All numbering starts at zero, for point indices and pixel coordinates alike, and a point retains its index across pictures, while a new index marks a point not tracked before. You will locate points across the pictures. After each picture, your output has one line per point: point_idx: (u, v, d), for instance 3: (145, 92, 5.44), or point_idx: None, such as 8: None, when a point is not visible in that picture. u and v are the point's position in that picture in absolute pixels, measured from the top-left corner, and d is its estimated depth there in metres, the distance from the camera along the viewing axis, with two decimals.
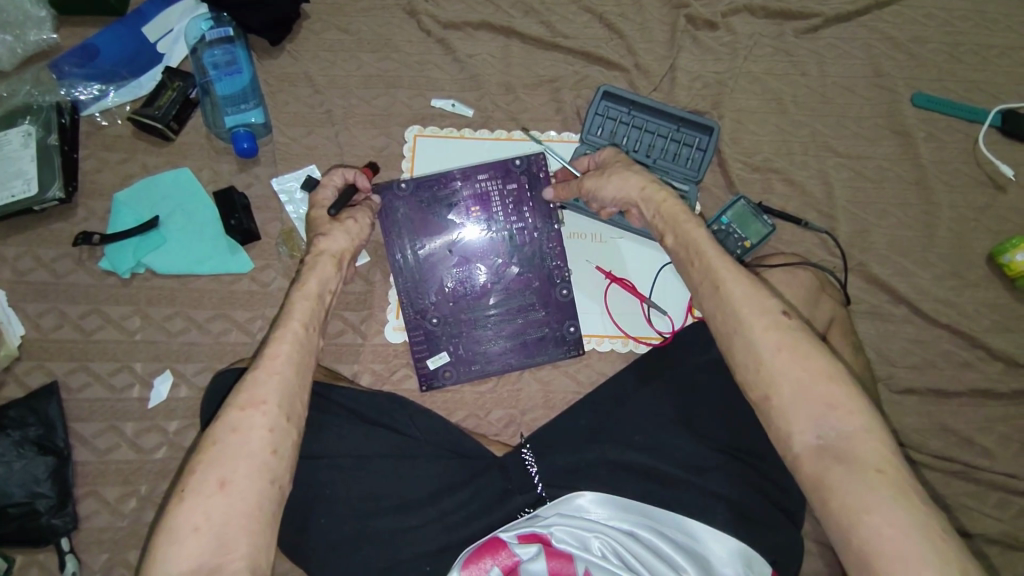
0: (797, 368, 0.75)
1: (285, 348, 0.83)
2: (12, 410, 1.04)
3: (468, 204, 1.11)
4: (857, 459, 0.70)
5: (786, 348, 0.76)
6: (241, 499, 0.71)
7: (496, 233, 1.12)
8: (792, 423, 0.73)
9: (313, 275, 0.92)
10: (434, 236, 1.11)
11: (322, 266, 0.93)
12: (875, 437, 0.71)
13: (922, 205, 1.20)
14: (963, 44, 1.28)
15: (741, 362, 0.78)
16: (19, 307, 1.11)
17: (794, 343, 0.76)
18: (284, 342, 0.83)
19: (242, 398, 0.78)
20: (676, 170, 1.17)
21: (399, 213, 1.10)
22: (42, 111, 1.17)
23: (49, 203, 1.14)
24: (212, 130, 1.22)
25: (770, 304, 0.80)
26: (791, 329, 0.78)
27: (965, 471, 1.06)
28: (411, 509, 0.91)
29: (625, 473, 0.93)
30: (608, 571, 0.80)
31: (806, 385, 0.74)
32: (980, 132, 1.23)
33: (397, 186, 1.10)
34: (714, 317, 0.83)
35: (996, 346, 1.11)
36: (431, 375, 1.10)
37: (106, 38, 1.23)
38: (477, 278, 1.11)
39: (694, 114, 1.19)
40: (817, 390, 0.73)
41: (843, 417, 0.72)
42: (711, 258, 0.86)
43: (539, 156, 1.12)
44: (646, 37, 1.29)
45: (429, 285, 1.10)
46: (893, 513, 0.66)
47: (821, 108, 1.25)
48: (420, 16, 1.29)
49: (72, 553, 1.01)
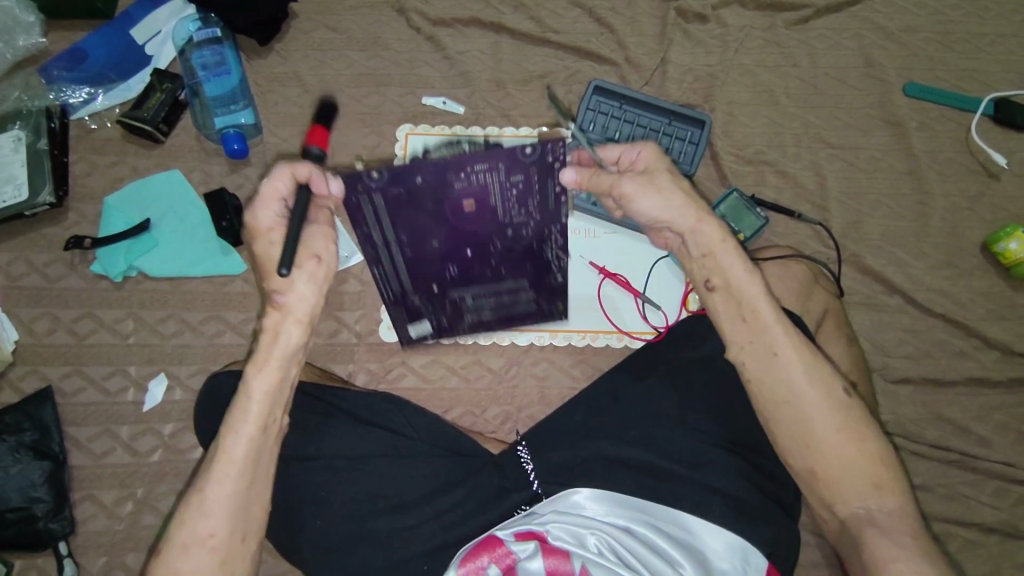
0: (851, 448, 0.79)
1: (266, 385, 0.81)
2: (7, 415, 1.04)
3: (459, 199, 0.86)
4: (893, 529, 0.77)
5: (843, 429, 0.79)
6: (229, 543, 0.77)
7: (490, 228, 0.92)
8: (837, 495, 0.79)
9: (291, 294, 0.82)
10: (415, 230, 0.90)
11: (303, 285, 0.82)
12: (901, 497, 0.79)
13: (916, 194, 1.19)
14: (954, 33, 1.28)
15: (790, 433, 0.81)
16: (13, 312, 1.11)
17: (852, 425, 0.79)
18: (268, 379, 0.81)
19: (190, 520, 0.77)
20: None
21: (369, 209, 0.85)
22: (31, 116, 1.16)
23: (40, 207, 1.14)
24: (201, 131, 1.22)
25: (829, 380, 0.81)
26: (847, 408, 0.81)
27: (962, 460, 1.06)
28: (406, 509, 0.91)
29: (621, 468, 0.93)
30: (605, 568, 0.80)
31: (855, 463, 0.78)
32: (973, 121, 1.23)
33: (367, 176, 0.81)
34: (760, 382, 0.83)
35: (990, 335, 1.11)
36: (412, 338, 1.10)
37: (93, 41, 1.22)
38: (464, 270, 0.98)
39: (686, 108, 1.18)
40: (864, 466, 0.79)
41: (884, 494, 0.78)
42: (765, 321, 0.83)
43: (558, 141, 0.83)
44: (637, 31, 1.28)
45: (411, 272, 0.97)
46: (924, 573, 0.74)
47: (813, 99, 1.25)
48: (410, 13, 1.28)
49: (70, 556, 1.00)
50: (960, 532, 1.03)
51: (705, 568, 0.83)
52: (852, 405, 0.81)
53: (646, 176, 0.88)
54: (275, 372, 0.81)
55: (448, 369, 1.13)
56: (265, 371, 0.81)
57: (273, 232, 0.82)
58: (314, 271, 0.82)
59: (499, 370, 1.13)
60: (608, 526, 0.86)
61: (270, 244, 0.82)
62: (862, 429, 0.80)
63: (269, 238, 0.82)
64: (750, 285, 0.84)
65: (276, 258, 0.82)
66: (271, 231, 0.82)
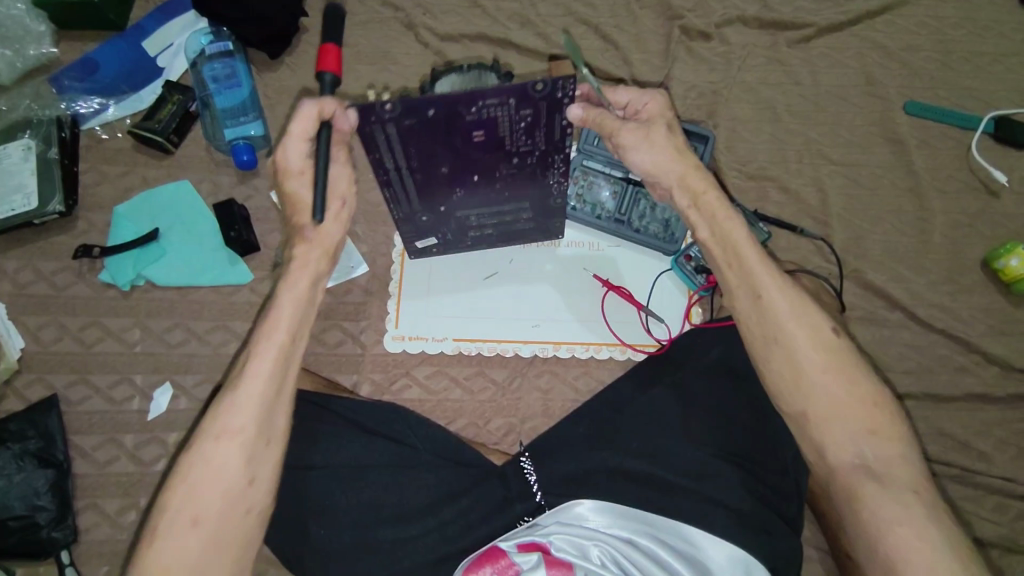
0: (841, 389, 0.80)
1: (256, 381, 0.78)
2: (13, 423, 1.04)
3: (471, 129, 0.83)
4: (894, 481, 0.77)
5: (832, 370, 0.80)
6: (206, 542, 0.73)
7: (500, 158, 0.89)
8: (833, 442, 0.79)
9: (285, 291, 0.82)
10: (427, 158, 0.87)
11: (292, 287, 0.82)
12: (900, 445, 0.79)
13: (917, 211, 1.21)
14: (953, 53, 1.30)
15: (780, 375, 0.82)
16: (20, 320, 1.12)
17: (839, 367, 0.80)
18: (258, 372, 0.79)
19: (216, 427, 0.77)
20: None
21: (383, 137, 0.82)
22: (42, 125, 1.17)
23: (49, 216, 1.15)
24: (211, 142, 1.23)
25: (818, 322, 0.82)
26: (836, 351, 0.81)
27: (963, 475, 1.06)
28: (409, 519, 0.91)
29: (624, 481, 0.93)
30: None
31: (846, 404, 0.79)
32: (972, 139, 1.24)
33: (379, 108, 0.77)
34: (750, 326, 0.84)
35: (991, 350, 1.12)
36: (420, 249, 1.13)
37: (105, 53, 1.24)
38: (469, 194, 0.97)
39: (689, 124, 1.21)
40: (867, 408, 0.79)
41: (881, 441, 0.78)
42: (753, 267, 0.84)
43: (570, 78, 0.79)
44: (642, 48, 1.30)
45: (421, 196, 0.95)
46: (926, 529, 0.74)
47: (815, 116, 1.27)
48: (418, 29, 1.30)
49: (72, 566, 1.00)
50: None
51: None
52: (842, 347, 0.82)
53: (643, 125, 0.89)
54: (267, 365, 0.79)
55: (451, 380, 1.13)
56: (255, 368, 0.79)
57: (301, 186, 0.83)
58: (311, 277, 0.83)
59: (503, 381, 1.13)
60: (611, 538, 0.86)
61: (299, 206, 0.83)
62: (858, 375, 0.81)
63: (296, 183, 0.83)
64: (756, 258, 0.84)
65: (306, 200, 0.83)
66: (298, 175, 0.83)
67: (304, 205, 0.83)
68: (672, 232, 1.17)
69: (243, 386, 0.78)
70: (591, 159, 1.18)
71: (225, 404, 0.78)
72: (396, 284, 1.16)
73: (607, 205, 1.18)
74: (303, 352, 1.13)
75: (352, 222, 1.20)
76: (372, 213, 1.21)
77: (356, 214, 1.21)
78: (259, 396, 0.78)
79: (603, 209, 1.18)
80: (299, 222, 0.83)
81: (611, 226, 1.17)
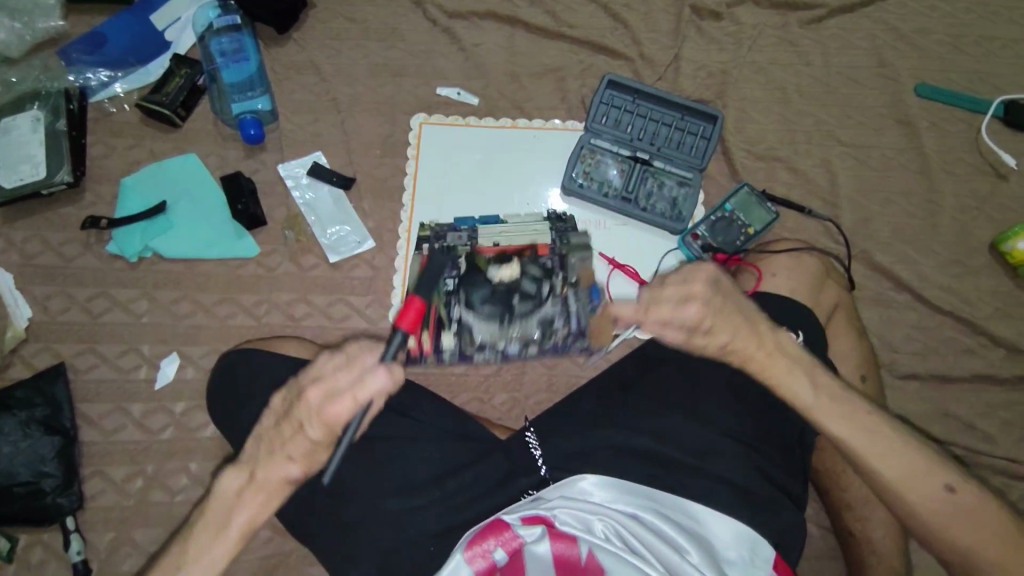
0: (924, 497, 0.79)
1: (200, 567, 0.78)
2: (19, 390, 1.04)
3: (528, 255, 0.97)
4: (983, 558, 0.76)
5: (911, 480, 0.79)
6: None
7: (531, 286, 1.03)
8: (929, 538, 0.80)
9: (238, 515, 0.80)
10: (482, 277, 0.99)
11: (250, 496, 0.80)
12: (990, 523, 0.77)
13: (926, 193, 1.20)
14: (965, 36, 1.29)
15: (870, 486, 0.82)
16: (27, 290, 1.12)
17: (918, 475, 0.79)
18: (202, 559, 0.78)
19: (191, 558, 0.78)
20: (680, 158, 1.17)
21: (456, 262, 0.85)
22: (51, 97, 1.18)
23: (57, 186, 1.15)
24: (219, 116, 1.23)
25: (892, 439, 0.81)
26: (916, 464, 0.80)
27: (966, 456, 1.06)
28: (414, 490, 0.90)
29: (629, 458, 0.92)
30: (613, 553, 0.79)
31: (932, 507, 0.78)
32: (983, 122, 1.23)
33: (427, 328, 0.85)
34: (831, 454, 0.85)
35: (997, 333, 1.11)
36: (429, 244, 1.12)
37: (114, 26, 1.23)
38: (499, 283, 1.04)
39: (698, 103, 1.19)
40: (925, 481, 0.79)
41: (971, 531, 0.77)
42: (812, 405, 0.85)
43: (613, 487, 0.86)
44: (652, 27, 1.29)
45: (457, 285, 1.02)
46: None
47: (825, 97, 1.26)
48: (426, 5, 1.30)
49: (77, 532, 1.00)
50: None
51: (712, 558, 0.82)
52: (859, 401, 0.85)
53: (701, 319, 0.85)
54: (218, 551, 0.79)
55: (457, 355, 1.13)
56: (205, 544, 0.79)
57: (316, 396, 0.76)
58: (284, 474, 0.80)
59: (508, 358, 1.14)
60: (616, 513, 0.85)
61: (304, 414, 0.77)
62: (898, 444, 0.81)
63: (308, 411, 0.77)
64: (796, 354, 0.87)
65: (315, 446, 0.78)
66: (318, 391, 0.76)
67: (306, 425, 0.77)
68: (679, 213, 1.16)
69: (187, 560, 0.78)
70: (602, 138, 1.18)
71: (168, 570, 0.78)
72: (402, 260, 1.16)
73: (616, 183, 1.17)
74: (310, 326, 1.13)
75: (358, 198, 1.20)
76: (379, 189, 1.20)
77: (362, 189, 1.20)
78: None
79: (611, 187, 1.17)
80: (290, 454, 0.79)
81: (617, 204, 1.17)
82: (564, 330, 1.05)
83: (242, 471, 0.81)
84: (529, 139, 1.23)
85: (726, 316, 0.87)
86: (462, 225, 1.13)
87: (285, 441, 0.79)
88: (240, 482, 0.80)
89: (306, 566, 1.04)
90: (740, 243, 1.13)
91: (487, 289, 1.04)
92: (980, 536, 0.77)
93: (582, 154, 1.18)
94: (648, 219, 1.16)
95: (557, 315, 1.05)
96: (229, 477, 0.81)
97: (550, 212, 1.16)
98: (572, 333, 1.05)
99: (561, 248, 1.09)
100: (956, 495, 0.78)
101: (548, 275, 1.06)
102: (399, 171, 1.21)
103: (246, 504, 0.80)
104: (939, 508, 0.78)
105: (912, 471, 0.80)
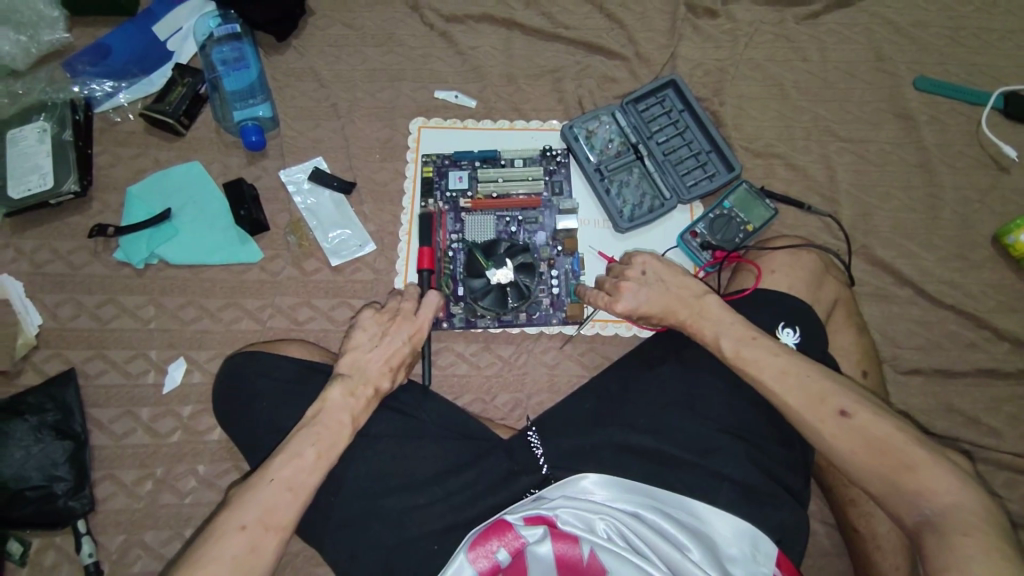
0: (839, 429, 0.79)
1: (319, 449, 0.83)
2: (31, 396, 1.07)
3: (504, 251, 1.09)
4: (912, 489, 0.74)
5: (827, 413, 0.81)
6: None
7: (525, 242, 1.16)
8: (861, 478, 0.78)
9: (348, 412, 0.87)
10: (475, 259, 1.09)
11: (357, 400, 0.89)
12: (905, 444, 0.76)
13: (926, 187, 1.20)
14: (964, 28, 1.28)
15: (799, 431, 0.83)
16: (38, 298, 1.14)
17: (831, 403, 0.81)
18: (320, 449, 0.83)
19: (264, 499, 0.78)
20: (671, 178, 1.19)
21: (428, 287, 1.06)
22: (57, 108, 1.20)
23: (65, 196, 1.17)
24: (221, 123, 1.25)
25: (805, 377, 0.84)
26: (832, 394, 0.82)
27: (971, 451, 1.05)
28: (417, 489, 0.90)
29: (630, 454, 0.93)
30: (615, 553, 0.80)
31: (849, 438, 0.79)
32: (983, 114, 1.23)
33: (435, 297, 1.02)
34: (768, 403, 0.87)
35: (1000, 326, 1.11)
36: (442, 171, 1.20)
37: (117, 37, 1.26)
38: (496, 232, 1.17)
39: (731, 151, 1.21)
40: (822, 412, 0.81)
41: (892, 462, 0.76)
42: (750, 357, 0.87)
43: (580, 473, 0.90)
44: (648, 26, 1.30)
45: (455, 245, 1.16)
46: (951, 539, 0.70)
47: (823, 93, 1.26)
48: (423, 10, 1.31)
49: (88, 534, 1.02)
50: None
51: (714, 554, 0.83)
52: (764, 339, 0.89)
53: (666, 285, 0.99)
54: (330, 440, 0.84)
55: (458, 356, 1.15)
56: (322, 434, 0.84)
57: (406, 319, 0.97)
58: (382, 380, 0.92)
59: (509, 358, 1.15)
60: (617, 512, 0.86)
61: (395, 334, 0.95)
62: (808, 381, 0.84)
63: (393, 332, 0.95)
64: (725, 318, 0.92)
65: (403, 356, 0.95)
66: (399, 318, 0.97)
67: (397, 342, 0.94)
68: (632, 213, 1.18)
69: (308, 449, 0.83)
70: (629, 114, 1.22)
71: (292, 458, 0.81)
72: (402, 262, 1.17)
73: (607, 155, 1.21)
74: (314, 329, 1.14)
75: (359, 202, 1.21)
76: (379, 193, 1.22)
77: (363, 194, 1.22)
78: (315, 466, 0.82)
79: (600, 156, 1.21)
80: (380, 370, 0.92)
81: (601, 188, 1.18)
82: (547, 298, 1.15)
83: (346, 384, 0.89)
84: (528, 142, 1.23)
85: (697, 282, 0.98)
86: (463, 158, 1.21)
87: (374, 359, 0.93)
88: (345, 391, 0.88)
89: (313, 567, 1.04)
90: (739, 239, 1.14)
91: (481, 284, 1.08)
92: (896, 464, 0.76)
93: (603, 117, 1.22)
94: (603, 199, 1.17)
95: (544, 283, 1.14)
96: (331, 389, 0.88)
97: (545, 150, 1.22)
98: (553, 301, 1.15)
99: (554, 201, 1.19)
100: (867, 427, 0.79)
101: (531, 268, 1.09)
102: (399, 175, 1.23)
103: (352, 406, 0.88)
104: (853, 441, 0.78)
105: (809, 402, 0.82)
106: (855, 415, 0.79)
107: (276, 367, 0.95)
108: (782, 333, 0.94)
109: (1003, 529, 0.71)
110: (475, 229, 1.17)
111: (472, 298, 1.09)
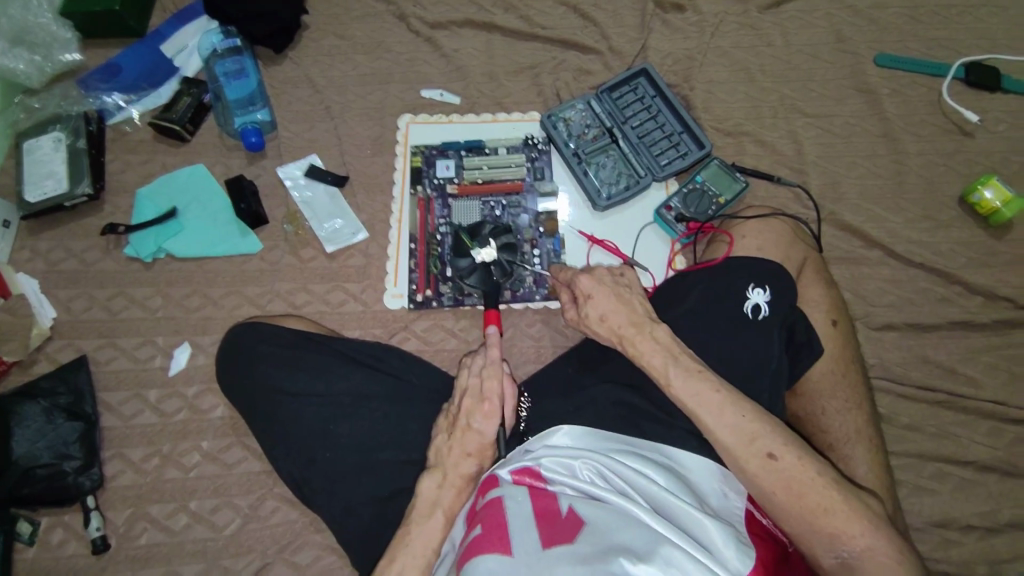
0: (753, 461, 0.78)
1: (428, 542, 0.81)
2: (45, 380, 1.13)
3: (488, 233, 1.13)
4: (829, 522, 0.75)
5: (753, 438, 0.79)
6: None
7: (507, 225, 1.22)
8: (773, 508, 0.77)
9: (444, 501, 0.83)
10: (458, 240, 1.13)
11: (450, 489, 0.84)
12: (823, 477, 0.77)
13: (891, 155, 1.25)
14: (921, 7, 1.36)
15: (734, 448, 0.79)
16: (52, 293, 1.21)
17: (751, 429, 0.79)
18: (430, 543, 0.81)
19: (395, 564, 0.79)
20: (646, 157, 1.25)
21: (430, 281, 1.20)
22: (71, 119, 1.28)
23: (79, 198, 1.25)
24: (223, 128, 1.34)
25: (727, 407, 0.81)
26: (751, 420, 0.80)
27: (951, 401, 1.08)
28: (407, 445, 0.94)
29: (608, 409, 0.90)
30: (594, 508, 0.75)
31: (763, 469, 0.77)
32: (943, 85, 1.29)
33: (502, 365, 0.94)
34: (701, 421, 0.82)
35: (972, 280, 1.15)
36: (428, 160, 1.28)
37: (127, 56, 1.37)
38: (481, 214, 1.23)
39: (700, 129, 1.27)
40: (752, 452, 0.78)
41: (804, 497, 0.76)
42: (686, 388, 0.84)
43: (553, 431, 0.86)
44: (619, 23, 1.38)
45: (441, 229, 1.22)
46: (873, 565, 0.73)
47: (788, 75, 1.32)
48: (409, 18, 1.40)
49: (96, 510, 1.08)
50: (953, 470, 1.05)
51: (693, 493, 0.80)
52: (736, 337, 0.93)
53: (593, 294, 0.95)
54: (437, 534, 0.82)
55: (448, 332, 1.19)
56: (425, 529, 0.82)
57: (491, 402, 0.88)
58: (470, 461, 0.86)
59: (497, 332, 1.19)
60: (599, 457, 0.81)
61: (481, 417, 0.88)
62: (731, 411, 0.81)
63: (474, 417, 0.88)
64: (648, 355, 0.88)
65: (489, 442, 0.87)
66: (484, 407, 0.88)
67: (478, 429, 0.87)
68: (609, 192, 1.23)
69: (411, 546, 0.80)
70: (604, 102, 1.29)
71: (406, 553, 0.80)
72: (393, 247, 1.23)
73: (584, 140, 1.27)
74: (310, 313, 1.21)
75: (352, 194, 1.28)
76: (370, 185, 1.29)
77: (355, 186, 1.29)
78: (422, 565, 0.79)
79: (576, 142, 1.26)
80: (467, 452, 0.86)
81: (578, 170, 1.24)
82: (531, 276, 1.20)
83: (439, 474, 0.85)
84: (510, 132, 1.31)
85: (625, 311, 0.93)
86: (449, 149, 1.29)
87: (461, 444, 0.87)
88: (436, 483, 0.85)
89: (312, 535, 1.07)
90: (712, 212, 1.18)
91: (466, 263, 1.12)
92: (814, 506, 0.75)
93: (578, 105, 1.29)
94: (581, 180, 1.23)
95: (526, 262, 1.20)
96: (424, 481, 0.85)
97: (526, 140, 1.29)
98: (536, 279, 1.20)
99: (534, 184, 1.26)
100: (783, 465, 0.77)
101: (515, 249, 1.14)
102: (388, 168, 1.30)
103: (451, 493, 0.84)
104: (765, 474, 0.77)
105: (739, 439, 0.79)
106: (784, 460, 0.77)
107: (274, 334, 1.02)
108: (753, 293, 0.95)
109: (911, 561, 0.74)
110: (462, 212, 1.23)
111: (459, 276, 1.13)
